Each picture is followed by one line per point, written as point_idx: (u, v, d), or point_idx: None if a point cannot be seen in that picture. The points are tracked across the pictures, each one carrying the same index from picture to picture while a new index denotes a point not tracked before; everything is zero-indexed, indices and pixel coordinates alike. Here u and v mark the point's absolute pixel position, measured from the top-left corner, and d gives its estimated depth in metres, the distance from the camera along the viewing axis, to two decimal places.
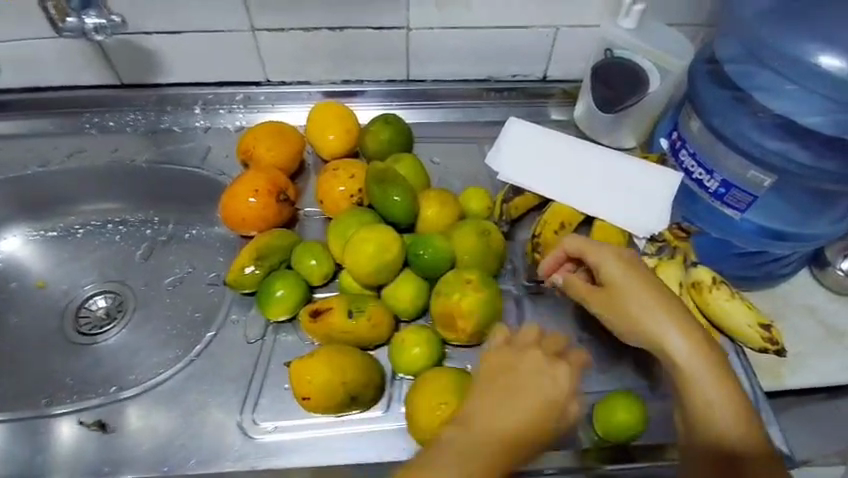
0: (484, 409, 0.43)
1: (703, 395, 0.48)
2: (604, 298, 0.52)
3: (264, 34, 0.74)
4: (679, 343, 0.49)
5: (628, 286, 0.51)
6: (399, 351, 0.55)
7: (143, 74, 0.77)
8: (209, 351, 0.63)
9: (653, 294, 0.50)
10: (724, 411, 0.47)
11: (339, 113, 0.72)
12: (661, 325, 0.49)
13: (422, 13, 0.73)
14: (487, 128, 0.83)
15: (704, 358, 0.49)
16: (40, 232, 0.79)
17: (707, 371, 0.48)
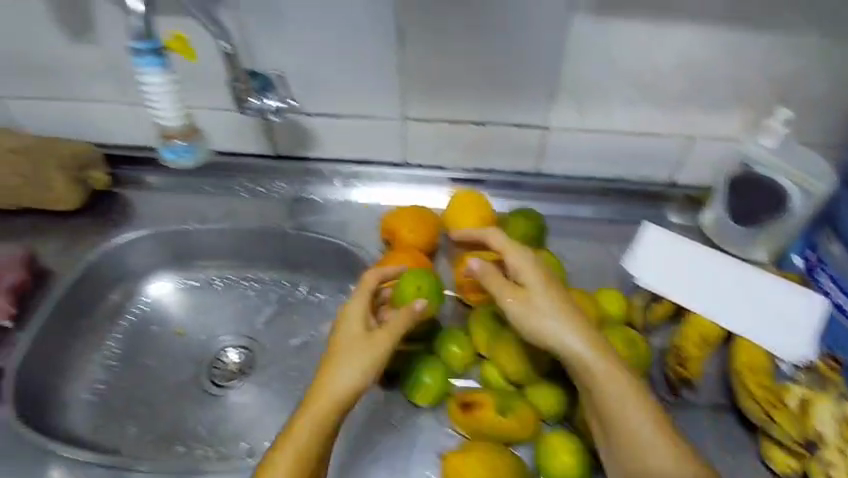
0: (342, 368, 0.56)
1: (613, 403, 0.54)
2: (518, 292, 0.59)
3: (412, 123, 0.79)
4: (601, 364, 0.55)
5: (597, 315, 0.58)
6: (548, 456, 0.56)
7: (297, 148, 0.84)
8: (350, 427, 0.64)
9: (572, 322, 0.57)
10: (637, 418, 0.54)
11: (478, 202, 0.76)
12: (565, 343, 0.56)
13: (567, 116, 0.77)
14: (611, 225, 0.85)
15: (608, 377, 0.55)
16: (185, 281, 0.84)
17: (623, 392, 0.54)
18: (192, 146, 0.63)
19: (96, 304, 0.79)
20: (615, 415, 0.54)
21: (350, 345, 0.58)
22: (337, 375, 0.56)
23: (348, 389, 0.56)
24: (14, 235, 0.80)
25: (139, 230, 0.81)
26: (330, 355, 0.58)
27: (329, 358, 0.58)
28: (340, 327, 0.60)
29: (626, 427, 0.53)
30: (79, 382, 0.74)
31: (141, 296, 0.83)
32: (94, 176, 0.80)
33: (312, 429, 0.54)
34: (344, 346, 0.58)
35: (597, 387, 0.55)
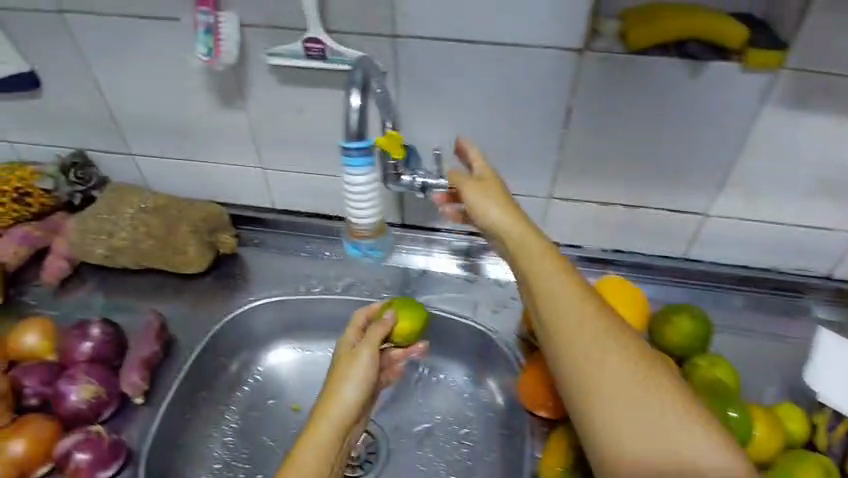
0: (340, 392, 0.57)
1: (630, 429, 0.45)
2: (483, 185, 0.58)
3: (558, 202, 0.74)
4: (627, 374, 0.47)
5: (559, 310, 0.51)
6: None
7: (428, 219, 0.80)
8: None
9: (588, 324, 0.49)
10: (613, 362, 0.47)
11: (632, 295, 0.70)
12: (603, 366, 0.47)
13: (730, 205, 0.71)
14: (762, 319, 0.78)
15: (664, 407, 0.45)
16: (303, 350, 0.80)
17: (643, 408, 0.45)
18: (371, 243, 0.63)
19: (217, 373, 0.75)
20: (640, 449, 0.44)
21: (360, 365, 0.58)
22: (341, 397, 0.56)
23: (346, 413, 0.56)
24: (139, 295, 0.78)
25: (263, 297, 0.78)
26: (333, 379, 0.58)
27: (331, 383, 0.58)
28: (339, 356, 0.62)
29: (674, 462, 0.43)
30: (198, 462, 0.69)
31: (258, 365, 0.78)
32: (224, 241, 0.78)
33: (313, 457, 0.53)
34: (340, 367, 0.59)
35: (636, 415, 0.45)
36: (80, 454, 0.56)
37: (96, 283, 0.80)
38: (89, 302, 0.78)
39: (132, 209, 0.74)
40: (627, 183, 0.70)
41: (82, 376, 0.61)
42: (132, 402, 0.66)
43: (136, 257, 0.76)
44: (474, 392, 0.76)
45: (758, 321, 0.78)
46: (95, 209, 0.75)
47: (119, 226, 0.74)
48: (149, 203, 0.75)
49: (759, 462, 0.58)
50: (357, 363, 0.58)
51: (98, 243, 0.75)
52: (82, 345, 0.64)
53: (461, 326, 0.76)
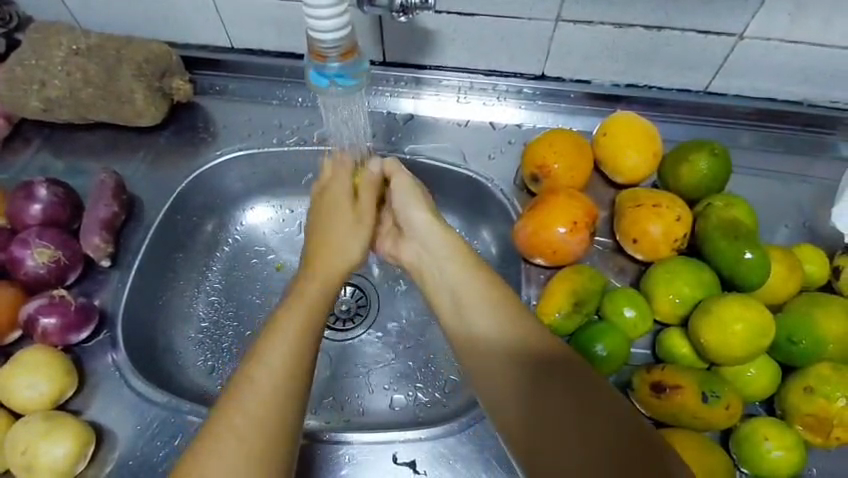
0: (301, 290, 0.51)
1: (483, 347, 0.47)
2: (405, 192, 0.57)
3: (567, 26, 0.64)
4: (491, 328, 0.47)
5: (443, 260, 0.53)
6: (755, 457, 0.47)
7: (411, 54, 0.69)
8: None
9: (467, 282, 0.50)
10: (471, 299, 0.49)
11: (645, 133, 0.62)
12: (475, 305, 0.49)
13: (768, 21, 0.61)
14: (783, 159, 0.71)
15: (506, 333, 0.46)
16: (284, 208, 0.73)
17: (489, 323, 0.47)
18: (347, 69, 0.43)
19: (192, 234, 0.70)
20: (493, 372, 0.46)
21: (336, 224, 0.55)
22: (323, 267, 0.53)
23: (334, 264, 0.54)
24: (92, 153, 0.70)
25: (231, 150, 0.70)
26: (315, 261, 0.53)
27: (312, 252, 0.54)
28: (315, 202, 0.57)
29: (535, 412, 0.42)
30: (183, 323, 0.67)
31: (235, 223, 0.73)
32: (177, 87, 0.68)
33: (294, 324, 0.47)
34: (329, 230, 0.55)
35: (491, 350, 0.46)
36: (46, 320, 0.54)
37: (42, 143, 0.71)
38: (40, 163, 0.70)
39: (63, 51, 0.63)
40: None
41: (35, 240, 0.56)
42: (99, 266, 0.62)
43: (78, 109, 0.66)
44: (468, 244, 0.71)
45: (779, 162, 0.71)
46: (19, 55, 0.64)
47: (52, 74, 0.64)
48: (82, 44, 0.64)
49: (771, 304, 0.54)
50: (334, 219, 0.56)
51: (29, 93, 0.65)
52: (31, 208, 0.58)
53: (452, 175, 0.69)
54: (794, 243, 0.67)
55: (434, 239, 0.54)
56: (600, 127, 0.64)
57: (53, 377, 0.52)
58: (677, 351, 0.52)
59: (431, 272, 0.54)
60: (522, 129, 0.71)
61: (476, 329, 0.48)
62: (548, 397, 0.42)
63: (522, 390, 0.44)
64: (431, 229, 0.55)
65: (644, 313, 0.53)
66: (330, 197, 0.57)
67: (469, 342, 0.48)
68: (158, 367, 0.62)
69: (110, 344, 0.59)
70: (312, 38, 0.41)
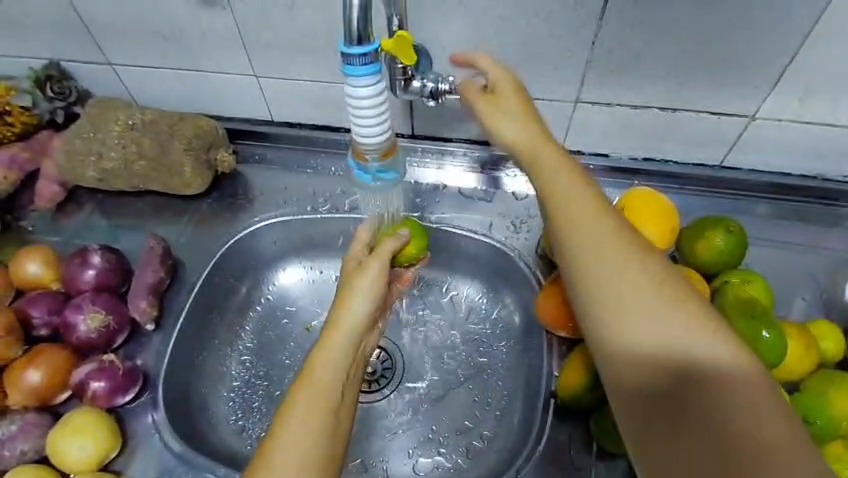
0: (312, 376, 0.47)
1: (623, 324, 0.45)
2: (500, 102, 0.55)
3: (586, 107, 0.68)
4: (644, 322, 0.44)
5: (581, 219, 0.49)
6: None
7: (439, 128, 0.74)
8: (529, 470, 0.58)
9: (609, 247, 0.47)
10: (625, 287, 0.45)
11: (662, 209, 0.65)
12: (613, 283, 0.46)
13: (779, 105, 0.64)
14: (798, 231, 0.73)
15: (668, 327, 0.43)
16: (314, 269, 0.77)
17: (639, 316, 0.44)
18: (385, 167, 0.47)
19: (228, 295, 0.74)
20: (624, 351, 0.44)
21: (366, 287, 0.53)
22: (335, 347, 0.49)
23: (350, 345, 0.50)
24: (138, 217, 0.75)
25: (268, 217, 0.74)
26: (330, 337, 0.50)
27: (332, 322, 0.51)
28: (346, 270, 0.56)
29: (661, 404, 0.43)
30: (217, 382, 0.70)
31: (268, 284, 0.76)
32: (221, 159, 0.73)
33: (308, 412, 0.45)
34: (351, 292, 0.53)
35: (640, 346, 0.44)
36: (96, 383, 0.58)
37: (94, 207, 0.76)
38: (90, 226, 0.75)
39: (120, 125, 0.69)
40: (666, 82, 0.64)
41: (89, 305, 0.61)
42: (143, 329, 0.66)
43: (129, 178, 0.71)
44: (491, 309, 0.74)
45: (794, 234, 0.73)
46: (79, 129, 0.70)
47: (108, 147, 0.69)
48: (137, 119, 0.70)
49: (787, 382, 0.56)
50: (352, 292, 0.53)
51: (87, 164, 0.70)
52: (85, 273, 0.63)
53: (476, 243, 0.73)
54: (811, 315, 0.68)
55: (568, 187, 0.50)
56: (619, 201, 0.68)
57: (99, 437, 0.55)
58: None
59: (569, 211, 0.50)
60: None
61: (626, 316, 0.45)
62: (675, 377, 0.43)
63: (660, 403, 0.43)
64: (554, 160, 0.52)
65: None
66: (352, 272, 0.55)
67: (607, 322, 0.45)
68: (193, 427, 0.65)
69: (151, 405, 0.62)
70: (356, 142, 0.45)
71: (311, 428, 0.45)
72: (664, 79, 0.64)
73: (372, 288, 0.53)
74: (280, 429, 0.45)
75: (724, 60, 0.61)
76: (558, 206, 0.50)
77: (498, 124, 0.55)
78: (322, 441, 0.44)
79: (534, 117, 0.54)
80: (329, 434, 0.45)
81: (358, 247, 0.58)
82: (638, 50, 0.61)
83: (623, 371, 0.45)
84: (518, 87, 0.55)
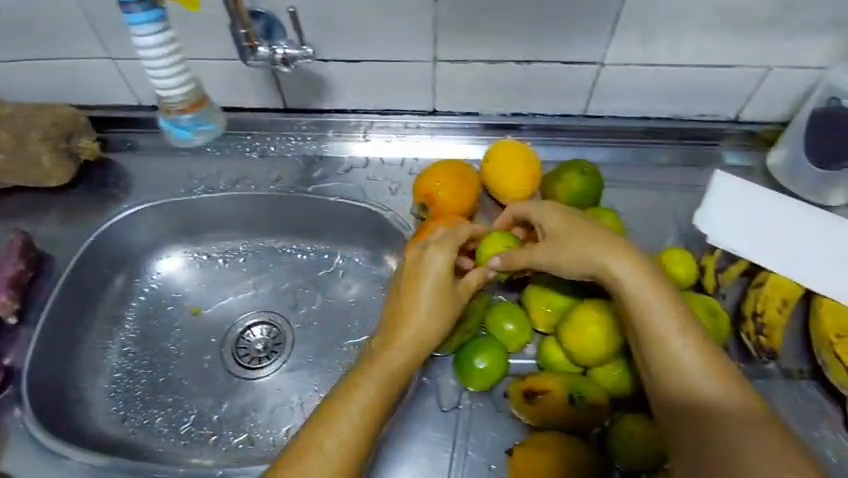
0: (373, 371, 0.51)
1: (686, 379, 0.46)
2: (554, 237, 0.54)
3: (445, 65, 0.68)
4: (716, 392, 0.45)
5: (649, 296, 0.49)
6: (621, 444, 0.50)
7: (309, 99, 0.73)
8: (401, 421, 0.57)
9: (670, 322, 0.48)
10: (691, 355, 0.47)
11: (525, 157, 0.67)
12: (682, 351, 0.47)
13: (623, 49, 0.66)
14: (667, 172, 0.76)
15: (720, 394, 0.45)
16: (199, 254, 0.77)
17: (705, 380, 0.46)
18: (197, 119, 0.54)
19: (103, 287, 0.73)
20: (685, 400, 0.46)
21: (430, 295, 0.54)
22: (397, 351, 0.52)
23: (410, 353, 0.53)
24: (8, 215, 0.73)
25: (138, 203, 0.73)
26: (399, 339, 0.53)
27: (404, 309, 0.54)
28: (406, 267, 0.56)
29: (704, 452, 0.43)
30: (95, 374, 0.69)
31: (150, 274, 0.76)
32: (83, 146, 0.71)
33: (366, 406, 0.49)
34: (424, 291, 0.54)
35: (705, 403, 0.45)
36: None
37: None
38: None
39: None
40: (514, 35, 0.65)
41: None
42: (6, 325, 0.65)
43: None
44: (378, 273, 0.76)
45: (660, 175, 0.76)
46: None
47: None
48: None
49: None
50: (420, 289, 0.54)
51: None
52: None
53: (356, 209, 0.73)
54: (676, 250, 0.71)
55: (626, 278, 0.50)
56: (485, 156, 0.69)
57: None
58: (553, 358, 0.55)
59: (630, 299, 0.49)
60: (421, 162, 0.76)
61: (710, 387, 0.45)
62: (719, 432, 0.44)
63: (692, 445, 0.44)
64: (587, 257, 0.51)
65: (523, 325, 0.57)
66: (432, 271, 0.54)
67: (666, 375, 0.47)
68: (67, 420, 0.65)
69: (14, 400, 0.62)
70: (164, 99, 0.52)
71: (357, 419, 0.48)
72: (512, 32, 0.64)
73: (438, 298, 0.54)
74: (339, 416, 0.48)
75: (563, 8, 0.62)
76: (625, 284, 0.50)
77: (536, 251, 0.54)
78: (358, 436, 0.48)
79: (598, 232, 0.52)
80: (368, 429, 0.48)
81: (442, 245, 0.56)
82: (479, 4, 0.62)
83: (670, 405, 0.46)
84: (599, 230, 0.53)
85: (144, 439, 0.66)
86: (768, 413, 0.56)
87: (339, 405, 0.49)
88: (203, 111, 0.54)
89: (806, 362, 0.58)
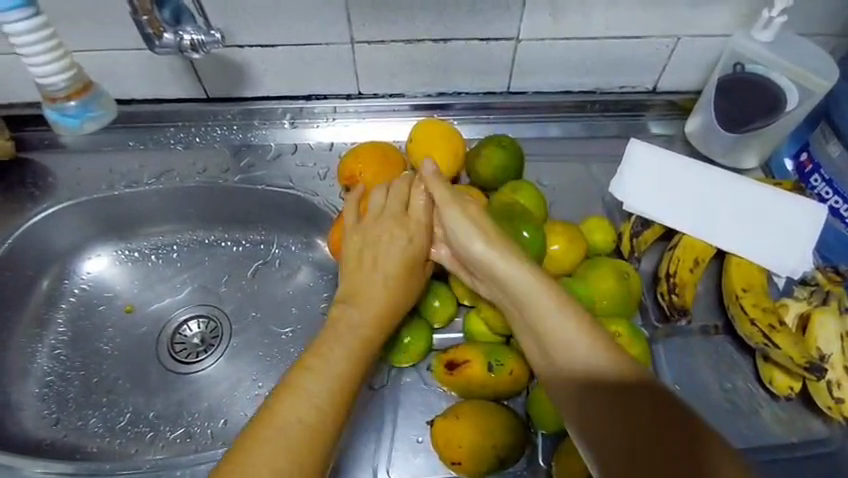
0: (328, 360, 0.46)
1: (561, 339, 0.45)
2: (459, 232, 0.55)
3: (364, 47, 0.68)
4: (589, 348, 0.44)
5: (507, 260, 0.50)
6: (539, 407, 0.52)
7: (232, 88, 0.72)
8: None
9: (538, 282, 0.48)
10: (554, 317, 0.46)
11: (445, 134, 0.67)
12: (547, 311, 0.47)
13: (535, 24, 0.67)
14: (592, 144, 0.78)
15: (597, 350, 0.44)
16: (129, 252, 0.76)
17: (575, 337, 0.45)
18: (85, 106, 0.60)
19: (26, 291, 0.71)
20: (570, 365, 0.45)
21: (381, 282, 0.53)
22: (347, 343, 0.48)
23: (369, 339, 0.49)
24: None
25: (58, 202, 0.71)
26: (352, 324, 0.50)
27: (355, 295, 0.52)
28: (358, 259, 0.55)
29: (610, 418, 0.42)
30: (24, 378, 0.67)
31: (79, 274, 0.74)
32: None
33: (317, 396, 0.44)
34: (372, 273, 0.53)
35: (580, 363, 0.44)
36: None
37: None
38: None
39: None
40: (428, 13, 0.65)
41: None
42: None
43: None
44: (313, 259, 0.75)
45: (586, 148, 0.77)
46: None
47: None
48: None
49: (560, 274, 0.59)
50: (378, 276, 0.53)
51: None
52: None
53: (286, 197, 0.73)
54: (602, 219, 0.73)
55: (477, 245, 0.51)
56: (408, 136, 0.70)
57: None
58: (475, 329, 0.56)
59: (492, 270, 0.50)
60: (350, 145, 0.76)
61: (574, 344, 0.45)
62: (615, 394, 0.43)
63: (594, 413, 0.43)
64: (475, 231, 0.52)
65: (446, 299, 0.58)
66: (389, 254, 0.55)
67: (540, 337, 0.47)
68: None
69: None
70: (48, 90, 0.57)
71: (312, 405, 0.43)
72: (424, 9, 0.65)
73: (394, 283, 0.53)
74: (284, 406, 0.42)
75: None
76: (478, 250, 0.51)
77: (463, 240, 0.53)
78: (312, 427, 0.42)
79: (487, 216, 0.54)
80: (331, 423, 0.43)
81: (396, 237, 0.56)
82: None
83: (564, 372, 0.45)
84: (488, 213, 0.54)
85: (78, 441, 0.65)
86: (685, 368, 0.58)
87: (282, 396, 0.43)
88: (89, 100, 0.60)
89: (718, 318, 0.61)
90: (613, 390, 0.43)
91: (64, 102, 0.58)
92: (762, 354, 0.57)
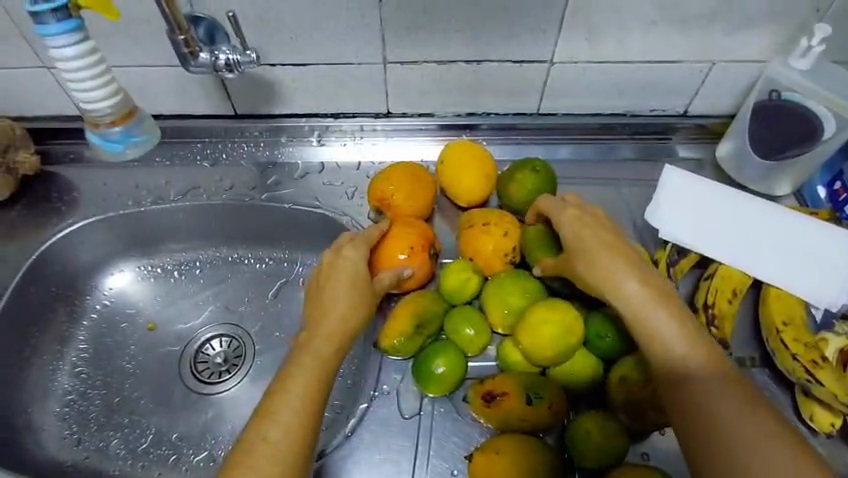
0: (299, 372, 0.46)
1: (660, 337, 0.46)
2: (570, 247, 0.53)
3: (396, 67, 0.68)
4: (688, 350, 0.45)
5: (610, 260, 0.50)
6: (579, 442, 0.50)
7: (261, 106, 0.72)
8: (364, 430, 0.57)
9: (643, 285, 0.48)
10: (655, 314, 0.47)
11: (477, 157, 0.66)
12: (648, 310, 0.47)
13: (570, 47, 0.66)
14: (621, 167, 0.77)
15: (694, 351, 0.45)
16: (152, 267, 0.75)
17: (677, 339, 0.45)
18: (128, 132, 0.59)
19: (49, 308, 0.70)
20: (668, 360, 0.45)
21: (340, 290, 0.52)
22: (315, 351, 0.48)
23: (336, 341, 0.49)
24: None
25: (84, 218, 0.70)
26: (317, 333, 0.49)
27: (318, 307, 0.52)
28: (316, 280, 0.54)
29: (694, 413, 0.42)
30: (46, 396, 0.66)
31: (102, 290, 0.74)
32: (22, 160, 0.68)
33: (295, 401, 0.44)
34: (334, 282, 0.53)
35: (676, 359, 0.45)
36: None
37: None
38: None
39: None
40: (462, 35, 0.64)
41: None
42: None
43: None
44: None
45: (615, 171, 0.77)
46: None
47: None
48: None
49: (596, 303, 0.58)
50: (337, 286, 0.53)
51: None
52: None
53: (312, 216, 0.72)
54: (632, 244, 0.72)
55: (584, 247, 0.51)
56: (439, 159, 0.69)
57: None
58: (512, 360, 0.55)
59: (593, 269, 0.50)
60: (377, 164, 0.75)
61: (673, 343, 0.45)
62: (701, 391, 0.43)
63: (681, 405, 0.43)
64: (586, 236, 0.52)
65: (481, 328, 0.57)
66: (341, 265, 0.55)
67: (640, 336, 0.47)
68: (14, 448, 0.62)
69: None
70: (90, 116, 0.56)
71: (293, 410, 0.43)
72: (459, 31, 0.64)
73: (353, 290, 0.53)
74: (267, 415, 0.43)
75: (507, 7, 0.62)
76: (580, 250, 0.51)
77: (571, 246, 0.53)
78: (296, 432, 0.42)
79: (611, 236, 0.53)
80: (307, 426, 0.43)
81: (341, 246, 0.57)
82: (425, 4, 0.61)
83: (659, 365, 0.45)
84: (596, 216, 0.54)
85: (100, 462, 0.64)
86: None
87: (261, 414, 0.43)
88: (132, 125, 0.59)
89: (755, 350, 0.60)
90: (701, 384, 0.43)
91: (109, 129, 0.57)
92: (803, 389, 0.56)
